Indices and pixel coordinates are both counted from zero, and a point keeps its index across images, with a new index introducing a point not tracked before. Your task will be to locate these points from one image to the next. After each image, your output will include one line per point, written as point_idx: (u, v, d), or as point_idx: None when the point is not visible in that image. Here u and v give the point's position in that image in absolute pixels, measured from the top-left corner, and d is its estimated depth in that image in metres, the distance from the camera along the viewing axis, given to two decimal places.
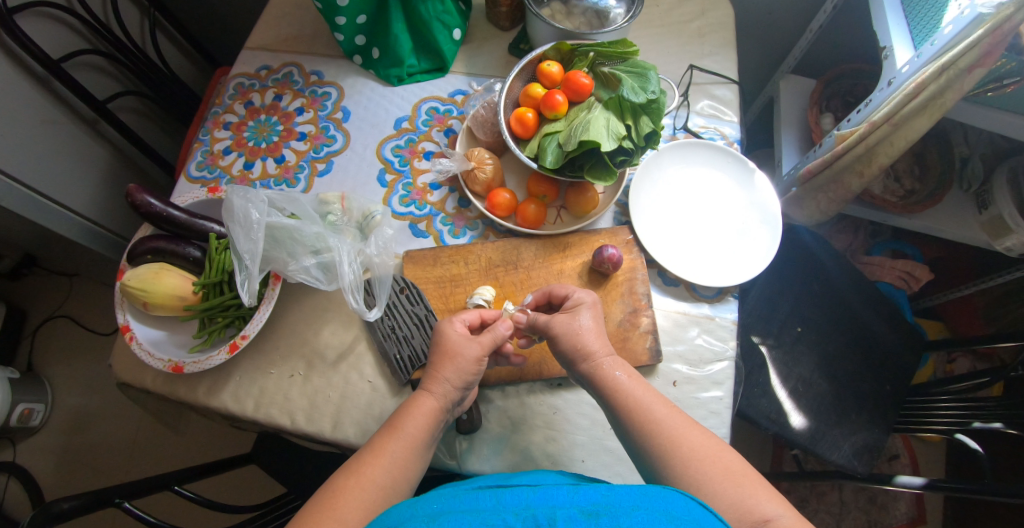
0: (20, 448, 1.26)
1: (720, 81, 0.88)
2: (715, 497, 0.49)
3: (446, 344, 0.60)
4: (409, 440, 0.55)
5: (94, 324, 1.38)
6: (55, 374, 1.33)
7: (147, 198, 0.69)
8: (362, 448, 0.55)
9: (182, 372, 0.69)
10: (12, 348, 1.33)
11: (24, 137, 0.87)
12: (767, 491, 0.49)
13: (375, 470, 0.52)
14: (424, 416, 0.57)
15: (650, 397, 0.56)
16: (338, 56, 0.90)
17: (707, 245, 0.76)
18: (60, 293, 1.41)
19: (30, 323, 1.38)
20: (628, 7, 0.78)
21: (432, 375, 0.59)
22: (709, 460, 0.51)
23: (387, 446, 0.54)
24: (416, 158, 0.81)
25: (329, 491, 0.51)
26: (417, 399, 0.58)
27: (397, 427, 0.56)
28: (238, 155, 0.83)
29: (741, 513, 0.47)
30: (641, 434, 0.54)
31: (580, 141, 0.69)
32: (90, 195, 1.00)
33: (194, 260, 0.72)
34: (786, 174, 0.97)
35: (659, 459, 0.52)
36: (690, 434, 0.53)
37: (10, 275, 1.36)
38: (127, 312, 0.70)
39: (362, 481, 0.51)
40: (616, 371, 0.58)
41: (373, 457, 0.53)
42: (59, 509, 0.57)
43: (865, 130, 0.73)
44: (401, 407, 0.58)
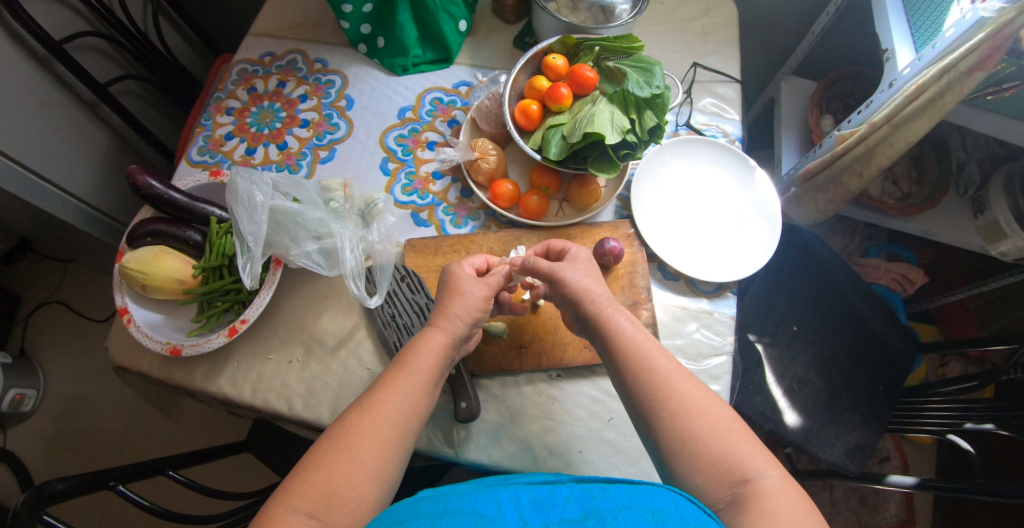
0: (10, 434, 1.25)
1: (723, 80, 0.89)
2: (694, 455, 0.50)
3: (454, 283, 0.63)
4: (420, 375, 0.56)
5: (89, 311, 1.37)
6: (48, 360, 1.32)
7: (148, 180, 0.69)
8: (373, 386, 0.55)
9: (180, 355, 0.68)
10: (5, 333, 1.31)
11: (23, 118, 0.86)
12: (749, 446, 0.50)
13: (389, 408, 0.52)
14: (433, 352, 0.57)
15: (647, 342, 0.57)
16: (343, 44, 0.89)
17: (708, 241, 0.77)
18: (55, 278, 1.39)
19: (23, 309, 1.36)
20: (633, 3, 0.78)
21: (442, 312, 0.60)
22: (695, 411, 0.51)
23: (398, 383, 0.54)
24: (419, 148, 0.81)
25: (344, 429, 0.51)
26: (427, 336, 0.58)
27: (407, 365, 0.56)
28: (241, 140, 0.83)
29: (719, 474, 0.48)
30: (636, 379, 0.55)
31: (583, 133, 0.69)
32: (88, 179, 0.99)
33: (194, 244, 0.72)
34: (786, 174, 0.97)
35: (645, 408, 0.54)
36: (682, 386, 0.53)
37: (5, 260, 1.35)
38: (126, 295, 0.70)
39: (376, 419, 0.52)
40: (621, 319, 0.59)
41: (385, 394, 0.53)
42: (52, 490, 0.57)
43: (865, 131, 0.74)
44: (411, 342, 0.58)
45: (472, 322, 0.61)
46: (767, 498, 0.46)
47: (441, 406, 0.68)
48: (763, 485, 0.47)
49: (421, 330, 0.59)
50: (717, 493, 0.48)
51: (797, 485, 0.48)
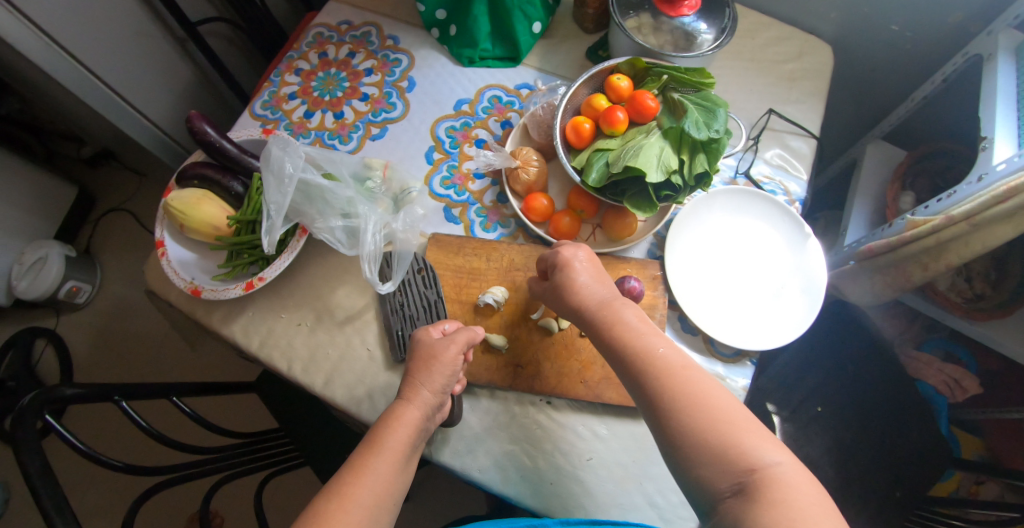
0: (62, 319, 1.37)
1: (798, 133, 0.83)
2: (700, 444, 0.48)
3: (425, 349, 0.62)
4: (390, 454, 0.55)
5: (151, 225, 1.46)
6: (107, 261, 1.43)
7: (204, 127, 0.74)
8: (343, 471, 0.54)
9: (199, 296, 0.73)
10: (77, 229, 1.43)
11: (116, 42, 0.92)
12: (758, 433, 0.49)
13: (359, 493, 0.52)
14: (406, 428, 0.57)
15: (652, 336, 0.56)
16: (417, 24, 0.89)
17: (739, 303, 0.73)
18: (129, 188, 1.50)
19: (96, 210, 1.47)
20: (717, 35, 0.76)
21: (411, 383, 0.60)
22: (703, 397, 0.51)
23: (370, 465, 0.54)
24: (467, 143, 0.80)
25: (313, 518, 0.50)
26: (398, 411, 0.58)
27: (378, 446, 0.55)
28: (302, 103, 0.86)
29: (724, 463, 0.47)
30: (644, 369, 0.54)
31: (626, 166, 0.65)
32: (166, 108, 1.05)
33: (234, 194, 0.77)
34: (847, 246, 0.90)
35: (650, 399, 0.53)
36: (686, 373, 0.53)
37: (90, 162, 1.46)
38: (165, 229, 0.75)
39: (346, 504, 0.51)
40: (629, 315, 0.58)
41: (355, 477, 0.53)
42: (60, 394, 0.63)
43: (940, 223, 0.67)
44: (383, 420, 0.58)
45: (444, 389, 0.60)
46: (778, 486, 0.45)
47: None
48: (773, 471, 0.46)
49: (394, 404, 0.59)
50: (722, 483, 0.47)
51: (810, 478, 0.46)
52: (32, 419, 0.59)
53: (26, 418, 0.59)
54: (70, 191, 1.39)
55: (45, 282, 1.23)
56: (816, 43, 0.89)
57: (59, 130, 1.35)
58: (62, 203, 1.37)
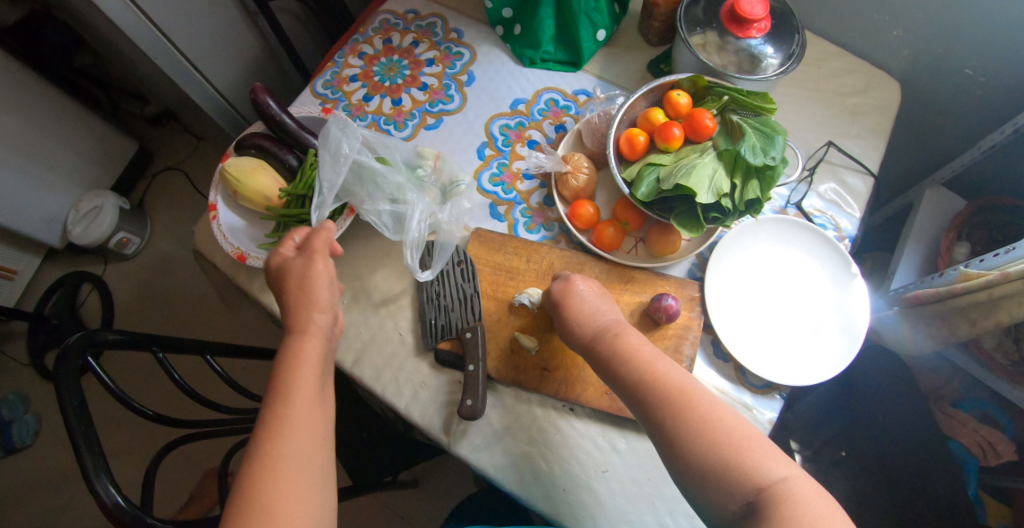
0: (108, 268, 1.44)
1: (856, 169, 0.81)
2: (708, 467, 0.48)
3: (302, 271, 0.60)
4: (303, 397, 0.53)
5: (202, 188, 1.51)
6: (157, 217, 1.48)
7: (267, 100, 0.76)
8: (255, 433, 0.50)
9: (244, 262, 0.76)
10: (132, 183, 1.49)
11: (193, 9, 0.95)
12: (765, 448, 0.48)
13: (282, 446, 0.49)
14: (305, 360, 0.55)
15: (656, 356, 0.56)
16: (481, 20, 0.90)
17: (775, 337, 0.72)
18: (185, 150, 1.56)
19: (152, 167, 1.53)
20: (783, 60, 0.75)
21: (299, 316, 0.58)
22: (707, 419, 0.50)
23: (286, 418, 0.51)
24: (520, 143, 0.80)
25: (242, 490, 0.47)
26: (295, 352, 0.56)
27: (286, 393, 0.53)
28: (362, 86, 0.88)
29: (737, 484, 0.47)
30: (648, 396, 0.53)
31: (676, 183, 0.65)
32: (231, 77, 1.09)
33: (288, 167, 0.79)
34: (893, 291, 0.88)
35: (655, 425, 0.53)
36: (691, 392, 0.52)
37: (153, 121, 1.52)
38: (218, 194, 0.78)
39: (273, 463, 0.48)
40: (632, 339, 0.58)
41: (273, 436, 0.50)
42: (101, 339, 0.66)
43: (994, 279, 0.66)
44: (277, 366, 0.55)
45: (330, 304, 0.60)
46: (789, 504, 0.45)
47: (453, 393, 0.70)
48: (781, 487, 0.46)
49: (288, 346, 0.57)
50: (733, 504, 0.47)
51: (821, 489, 0.46)
52: (74, 359, 0.62)
53: (69, 356, 0.62)
54: (131, 147, 1.46)
55: (98, 231, 1.29)
56: (883, 78, 0.87)
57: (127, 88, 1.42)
58: (123, 157, 1.43)
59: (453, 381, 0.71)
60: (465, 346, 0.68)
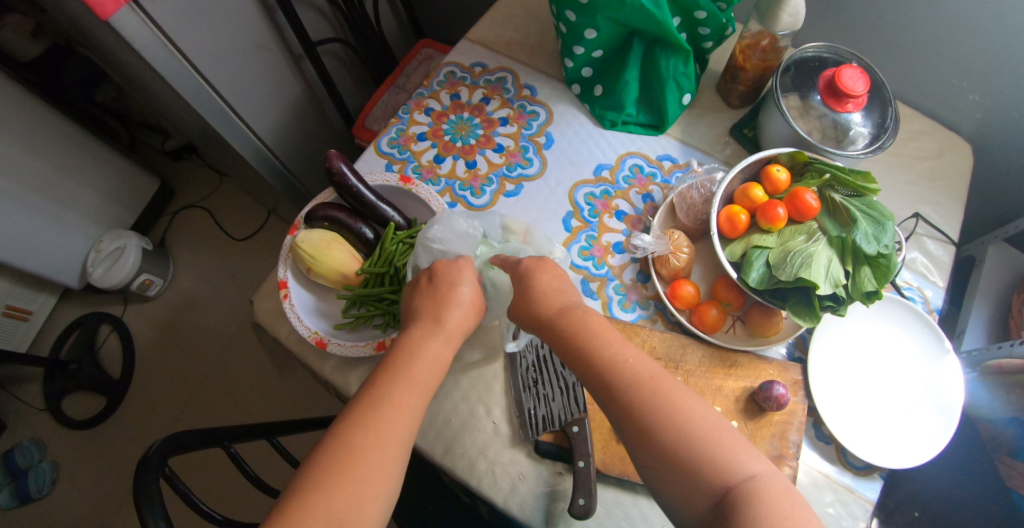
0: (129, 309, 1.41)
1: (938, 237, 0.81)
2: (678, 460, 0.47)
3: (456, 286, 0.62)
4: (422, 389, 0.54)
5: (228, 227, 1.49)
6: (181, 257, 1.46)
7: (342, 168, 0.71)
8: (374, 397, 0.52)
9: (322, 347, 0.70)
10: (153, 221, 1.48)
11: (240, 57, 0.90)
12: (734, 442, 0.47)
13: (395, 426, 0.51)
14: (432, 363, 0.56)
15: (616, 341, 0.54)
16: (555, 77, 0.87)
17: (877, 417, 0.70)
18: (208, 186, 1.54)
19: (173, 204, 1.52)
20: (871, 133, 0.73)
21: (439, 317, 0.59)
22: (673, 407, 0.49)
23: (406, 400, 0.53)
24: (607, 214, 0.77)
25: (345, 450, 0.49)
26: (430, 345, 0.57)
27: (411, 377, 0.54)
28: (431, 145, 0.82)
29: (707, 478, 0.45)
30: (609, 379, 0.52)
31: (796, 276, 0.63)
32: (275, 125, 1.05)
33: (364, 241, 0.75)
34: (964, 353, 0.88)
35: (618, 409, 0.51)
36: (656, 382, 0.51)
37: (173, 155, 1.52)
38: (289, 270, 0.73)
39: (380, 438, 0.50)
40: (592, 320, 0.56)
41: (392, 412, 0.51)
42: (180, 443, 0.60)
43: None
44: (406, 349, 0.56)
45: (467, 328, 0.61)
46: (757, 500, 0.44)
47: (555, 485, 0.67)
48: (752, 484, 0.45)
49: (421, 333, 0.58)
50: (701, 504, 0.45)
51: (799, 494, 0.44)
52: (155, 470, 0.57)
53: (150, 464, 0.57)
54: (153, 184, 1.44)
55: (121, 273, 1.27)
56: (957, 141, 0.87)
57: (148, 121, 1.40)
58: (144, 195, 1.42)
59: (556, 473, 0.67)
60: (573, 441, 0.65)
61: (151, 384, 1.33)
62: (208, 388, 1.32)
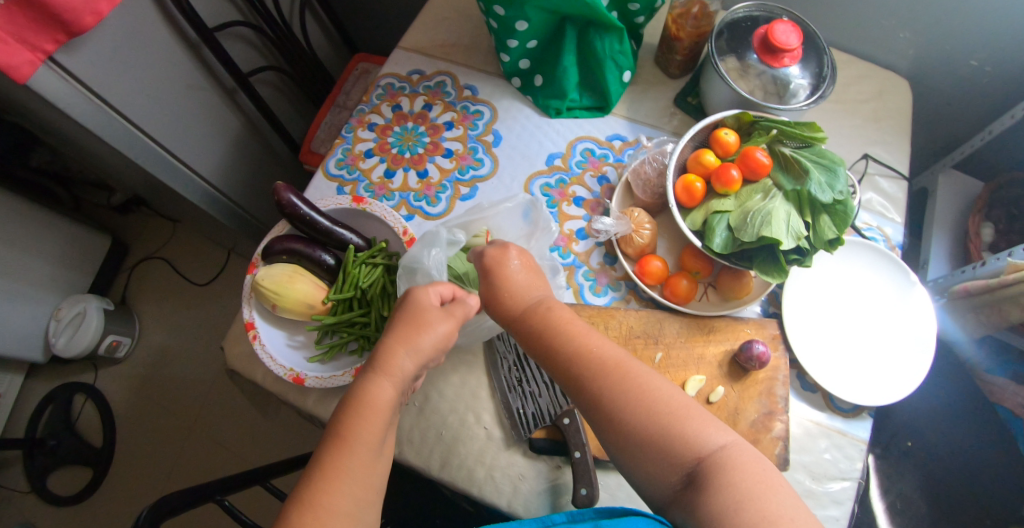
0: (100, 373, 1.36)
1: (890, 175, 0.83)
2: (647, 440, 0.48)
3: (417, 311, 0.56)
4: (367, 446, 0.49)
5: (191, 274, 1.45)
6: (146, 311, 1.42)
7: (293, 199, 0.69)
8: (314, 465, 0.48)
9: (300, 384, 0.69)
10: (110, 279, 1.43)
11: (171, 100, 0.87)
12: (701, 417, 0.48)
13: (333, 497, 0.46)
14: (379, 408, 0.51)
15: (585, 331, 0.55)
16: (495, 73, 0.86)
17: (858, 359, 0.71)
18: (163, 235, 1.50)
19: (129, 259, 1.47)
20: (812, 82, 0.73)
21: (386, 357, 0.53)
22: (643, 392, 0.50)
23: (348, 464, 0.48)
24: (566, 202, 0.77)
25: None
26: (373, 390, 0.51)
27: (348, 436, 0.49)
28: (380, 160, 0.81)
29: (673, 454, 0.47)
30: (580, 371, 0.53)
31: (758, 235, 0.64)
32: (219, 164, 1.02)
33: (327, 268, 0.73)
34: (930, 282, 0.91)
35: (589, 401, 0.52)
36: (629, 367, 0.52)
37: (119, 209, 1.47)
38: (254, 310, 0.71)
39: (320, 514, 0.45)
40: (557, 314, 0.57)
41: (331, 482, 0.47)
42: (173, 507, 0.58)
43: None
44: (348, 400, 0.51)
45: (423, 361, 0.55)
46: (727, 467, 0.45)
47: (556, 480, 0.66)
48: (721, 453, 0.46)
49: (366, 377, 0.52)
50: (672, 477, 0.47)
51: (760, 454, 0.46)
52: None
53: None
54: (105, 242, 1.39)
55: (85, 339, 1.22)
56: (894, 79, 0.89)
57: (88, 178, 1.35)
58: (97, 254, 1.37)
59: (554, 467, 0.67)
60: (565, 433, 0.65)
61: (135, 447, 1.29)
62: (195, 441, 1.29)
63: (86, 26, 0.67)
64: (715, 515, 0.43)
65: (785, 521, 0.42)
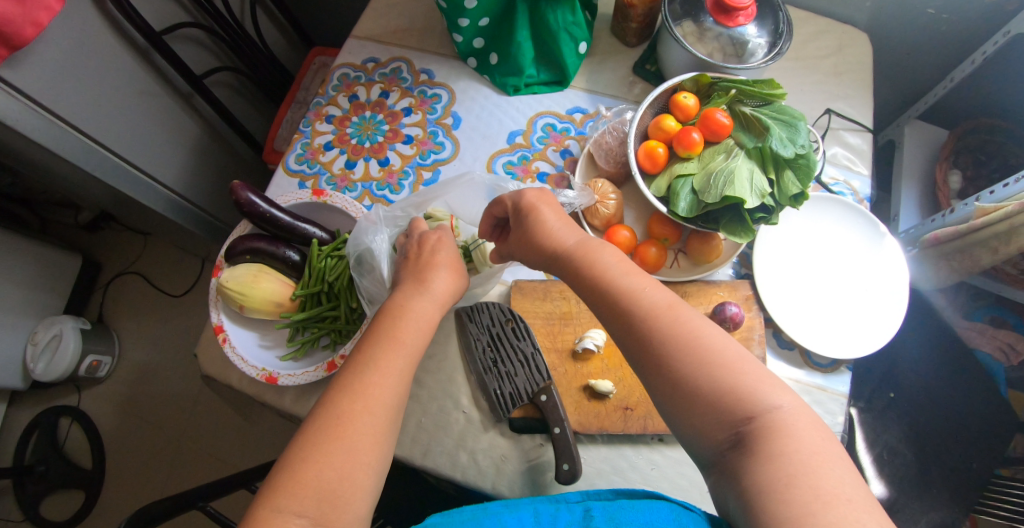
0: (84, 395, 1.34)
1: (855, 128, 0.82)
2: (692, 390, 0.44)
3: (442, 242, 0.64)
4: (411, 351, 0.52)
5: (167, 287, 1.43)
6: (125, 328, 1.40)
7: (251, 197, 0.67)
8: (357, 362, 0.50)
9: (274, 383, 0.67)
10: (85, 299, 1.40)
11: (124, 108, 0.85)
12: (760, 374, 0.44)
13: (383, 391, 0.48)
14: (422, 321, 0.55)
15: (630, 273, 0.52)
16: (450, 55, 0.85)
17: (833, 313, 0.71)
18: (135, 250, 1.47)
19: (103, 277, 1.45)
20: (769, 40, 0.72)
21: (424, 279, 0.59)
22: (695, 337, 0.46)
23: (392, 362, 0.50)
24: (530, 178, 0.76)
25: (332, 416, 0.46)
26: (415, 304, 0.56)
27: (397, 339, 0.52)
28: (340, 152, 0.80)
29: (723, 411, 0.43)
30: (628, 312, 0.49)
31: (722, 195, 0.64)
32: (182, 171, 1.00)
33: (292, 264, 0.71)
34: (902, 233, 0.91)
35: (635, 340, 0.48)
36: (682, 312, 0.48)
37: (88, 227, 1.44)
38: (222, 312, 0.69)
39: (371, 404, 0.47)
40: (604, 254, 0.53)
41: (380, 376, 0.49)
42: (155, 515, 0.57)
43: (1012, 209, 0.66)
44: (392, 311, 0.55)
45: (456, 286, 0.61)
46: (782, 430, 0.41)
47: (538, 458, 0.66)
48: (773, 416, 0.42)
49: (411, 293, 0.57)
50: (720, 434, 0.43)
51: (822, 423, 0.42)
52: None
53: None
54: (76, 261, 1.37)
55: (64, 362, 1.20)
56: (853, 32, 0.88)
57: (52, 199, 1.32)
58: (69, 275, 1.34)
59: (536, 445, 0.66)
60: (543, 410, 0.64)
61: (126, 466, 1.27)
62: (187, 454, 1.28)
63: (27, 38, 0.65)
64: (761, 485, 0.40)
65: (842, 501, 0.37)
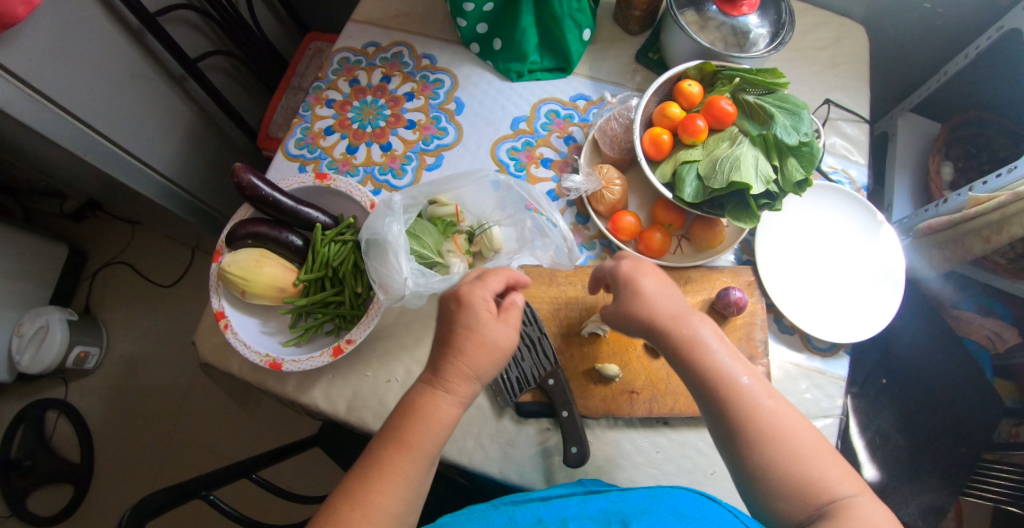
0: (71, 388, 1.31)
1: (852, 119, 0.84)
2: (778, 477, 0.48)
3: (472, 314, 0.53)
4: (421, 457, 0.49)
5: (156, 276, 1.40)
6: (113, 319, 1.37)
7: (254, 180, 0.67)
8: (365, 465, 0.49)
9: (278, 369, 0.66)
10: (71, 290, 1.37)
11: (117, 92, 0.83)
12: (836, 467, 0.49)
13: (383, 499, 0.47)
14: (437, 424, 0.50)
15: (724, 355, 0.53)
16: (452, 40, 0.84)
17: (831, 298, 0.72)
18: (122, 239, 1.44)
19: (89, 266, 1.42)
20: (772, 30, 0.73)
21: (460, 371, 0.51)
22: (782, 431, 0.50)
23: (401, 468, 0.48)
24: (534, 164, 0.77)
25: (330, 523, 0.46)
26: (431, 406, 0.51)
27: (405, 444, 0.49)
28: (342, 137, 0.79)
29: (805, 496, 0.48)
30: (724, 400, 0.51)
31: (728, 181, 0.65)
32: (174, 157, 0.98)
33: (295, 249, 0.70)
34: (896, 222, 0.93)
35: (726, 420, 0.51)
36: (772, 402, 0.51)
37: (74, 216, 1.40)
38: (223, 298, 0.68)
39: (369, 511, 0.47)
40: (706, 335, 0.54)
41: (383, 484, 0.48)
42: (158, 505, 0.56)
43: (1006, 199, 0.68)
44: (406, 411, 0.51)
45: (491, 372, 0.54)
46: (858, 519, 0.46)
47: (545, 442, 0.66)
48: (850, 502, 0.47)
49: (427, 391, 0.51)
50: (800, 514, 0.48)
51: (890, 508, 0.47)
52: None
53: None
54: (62, 251, 1.33)
55: (50, 354, 1.17)
56: (850, 24, 0.89)
57: (37, 187, 1.28)
58: (55, 265, 1.31)
59: (542, 430, 0.66)
60: (550, 394, 0.65)
61: (116, 460, 1.25)
62: (180, 447, 1.26)
63: (17, 16, 0.62)
64: None
65: None
